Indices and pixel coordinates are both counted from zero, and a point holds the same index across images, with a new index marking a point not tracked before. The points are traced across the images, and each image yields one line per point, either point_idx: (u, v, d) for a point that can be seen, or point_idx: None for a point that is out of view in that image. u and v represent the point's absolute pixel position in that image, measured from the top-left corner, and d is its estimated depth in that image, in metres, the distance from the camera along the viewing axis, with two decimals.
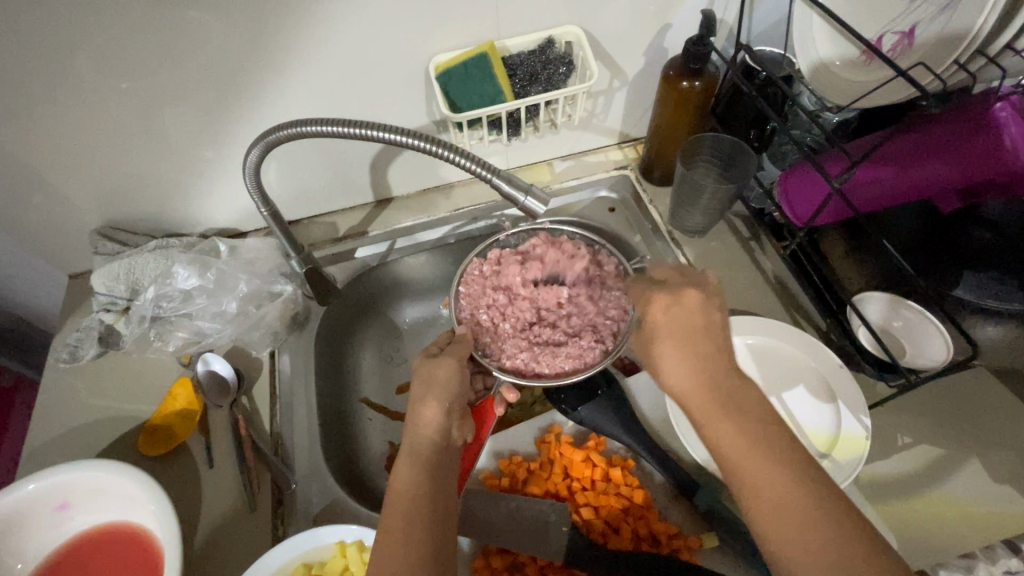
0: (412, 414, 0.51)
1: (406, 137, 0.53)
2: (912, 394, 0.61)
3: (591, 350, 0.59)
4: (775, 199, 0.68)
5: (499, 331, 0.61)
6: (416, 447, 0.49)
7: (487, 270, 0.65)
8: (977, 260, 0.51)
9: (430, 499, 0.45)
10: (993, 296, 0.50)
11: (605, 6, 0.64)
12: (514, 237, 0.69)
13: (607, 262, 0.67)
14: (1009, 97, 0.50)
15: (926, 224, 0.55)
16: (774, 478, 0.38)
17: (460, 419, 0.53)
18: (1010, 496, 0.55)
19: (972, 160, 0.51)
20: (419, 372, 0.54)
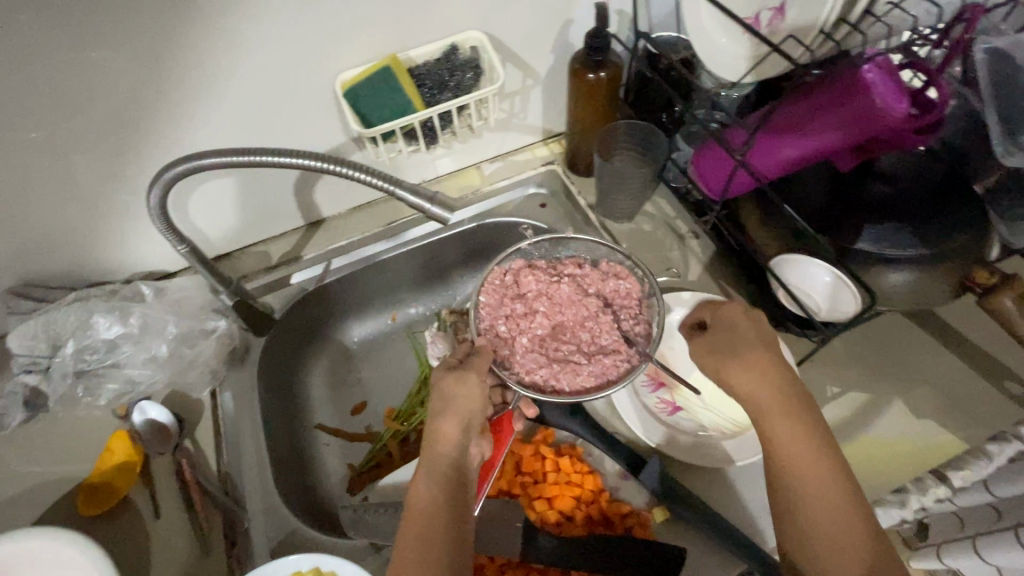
0: (432, 429, 0.51)
1: (302, 159, 0.53)
2: (834, 345, 0.64)
3: (612, 368, 0.57)
4: (690, 177, 0.70)
5: (518, 345, 0.59)
6: (435, 467, 0.49)
7: (509, 279, 0.62)
8: (876, 212, 0.57)
9: (444, 520, 0.47)
10: (891, 244, 0.55)
11: (506, 7, 0.65)
12: (535, 247, 0.64)
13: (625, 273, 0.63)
14: (876, 58, 0.52)
15: (831, 187, 0.59)
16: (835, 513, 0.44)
17: (478, 435, 0.53)
18: (929, 429, 0.59)
19: (846, 121, 0.53)
20: (437, 385, 0.53)
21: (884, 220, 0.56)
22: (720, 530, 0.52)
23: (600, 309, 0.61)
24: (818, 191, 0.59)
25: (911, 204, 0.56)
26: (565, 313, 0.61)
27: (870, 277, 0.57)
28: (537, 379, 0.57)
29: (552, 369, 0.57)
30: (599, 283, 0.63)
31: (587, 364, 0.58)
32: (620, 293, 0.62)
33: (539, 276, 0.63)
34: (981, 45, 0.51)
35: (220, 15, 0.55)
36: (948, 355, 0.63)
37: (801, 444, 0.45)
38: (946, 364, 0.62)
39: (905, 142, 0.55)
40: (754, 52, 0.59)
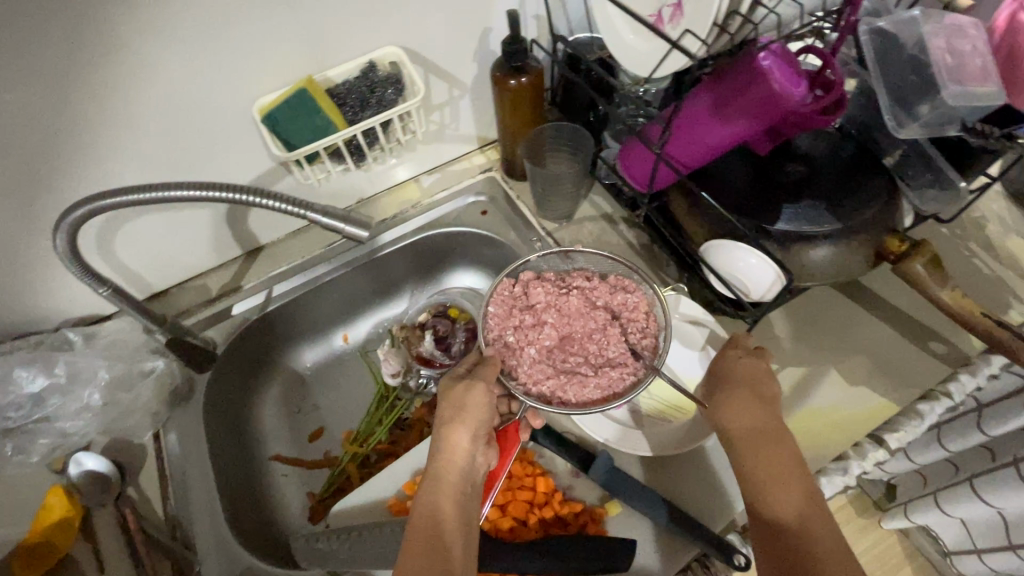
0: (442, 438, 0.52)
1: (206, 189, 0.52)
2: (769, 323, 0.66)
3: (620, 381, 0.55)
4: (619, 172, 0.72)
5: (526, 356, 0.57)
6: (442, 476, 0.50)
7: (518, 290, 0.61)
8: (792, 192, 0.59)
9: (453, 528, 0.47)
10: (809, 222, 0.57)
11: (420, 21, 0.65)
12: (544, 259, 0.64)
13: (631, 284, 0.62)
14: (771, 44, 0.53)
15: (751, 170, 0.61)
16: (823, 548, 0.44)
17: (485, 444, 0.53)
18: (864, 395, 0.61)
19: (752, 106, 0.55)
20: (446, 394, 0.54)
21: (798, 200, 0.58)
22: (671, 516, 0.53)
23: (610, 322, 0.59)
24: (741, 178, 0.61)
25: (825, 181, 0.59)
26: (575, 324, 0.59)
27: (793, 256, 0.59)
28: (544, 391, 0.55)
29: (559, 382, 0.55)
30: (608, 294, 0.61)
31: (595, 376, 0.55)
32: (629, 306, 0.60)
33: (548, 286, 0.61)
34: (864, 27, 0.55)
35: (118, 50, 0.53)
36: (876, 322, 0.66)
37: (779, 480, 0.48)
38: (875, 331, 0.65)
39: (812, 122, 0.56)
40: (655, 48, 0.60)
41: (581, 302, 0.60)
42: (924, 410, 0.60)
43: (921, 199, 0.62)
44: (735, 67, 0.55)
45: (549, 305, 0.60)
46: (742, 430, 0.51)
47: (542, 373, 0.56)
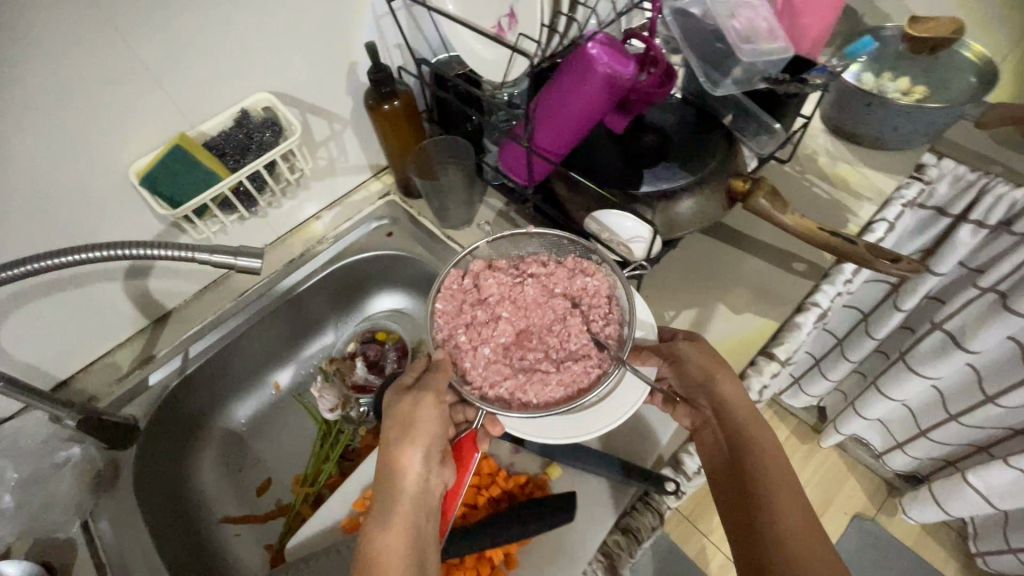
0: (391, 461, 0.53)
1: (88, 253, 0.50)
2: (657, 276, 0.74)
3: (581, 376, 0.58)
4: (502, 172, 0.78)
5: (481, 355, 0.59)
6: (393, 501, 0.52)
7: (467, 283, 0.65)
8: (647, 159, 0.67)
9: (406, 555, 0.49)
10: (665, 181, 0.65)
11: (285, 64, 0.69)
12: (498, 244, 0.68)
13: (590, 267, 0.65)
14: (595, 36, 0.61)
15: (612, 146, 0.69)
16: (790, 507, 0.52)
17: (439, 465, 0.55)
18: (748, 320, 0.69)
19: (593, 91, 0.62)
20: (395, 413, 0.55)
21: (654, 161, 0.66)
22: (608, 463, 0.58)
23: (570, 313, 0.62)
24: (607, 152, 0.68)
25: (671, 145, 0.68)
26: (528, 318, 0.63)
27: (662, 212, 0.66)
28: (502, 392, 0.58)
29: (518, 383, 0.57)
30: (565, 284, 0.65)
31: (554, 373, 0.58)
32: (588, 291, 0.64)
33: (498, 278, 0.65)
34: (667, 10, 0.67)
35: None
36: (748, 256, 0.75)
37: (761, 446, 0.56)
38: (749, 264, 0.74)
39: (651, 96, 0.64)
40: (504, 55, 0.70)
41: (535, 295, 0.64)
42: (801, 320, 0.69)
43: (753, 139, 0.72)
44: (572, 59, 0.63)
45: (504, 301, 0.63)
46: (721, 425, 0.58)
47: (497, 373, 0.59)
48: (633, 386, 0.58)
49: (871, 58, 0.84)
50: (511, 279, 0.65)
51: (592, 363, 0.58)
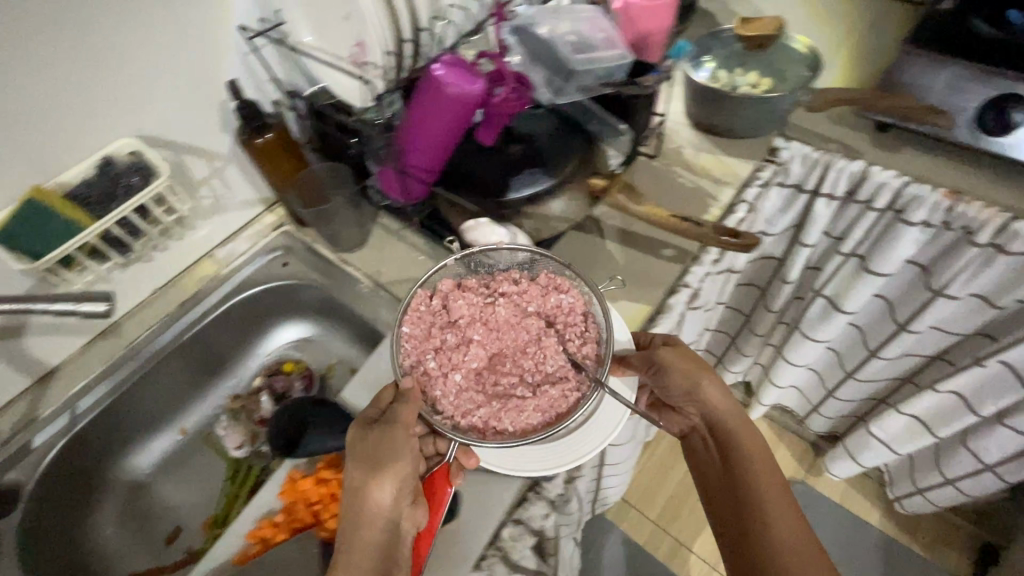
0: (364, 501, 0.53)
1: None
2: None
3: (558, 401, 0.61)
4: (388, 195, 0.79)
5: (453, 382, 0.62)
6: (366, 546, 0.52)
7: (435, 303, 0.66)
8: (515, 165, 0.70)
9: None
10: (532, 184, 0.69)
11: (147, 108, 0.69)
12: (461, 261, 0.68)
13: (564, 284, 0.68)
14: (438, 59, 0.65)
15: (482, 157, 0.72)
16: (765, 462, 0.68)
17: (410, 504, 0.56)
18: (623, 307, 0.74)
19: (446, 109, 0.66)
20: (362, 451, 0.55)
21: (512, 164, 0.70)
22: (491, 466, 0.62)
23: (546, 334, 0.65)
24: (478, 165, 0.71)
25: (539, 150, 0.71)
26: (502, 339, 0.65)
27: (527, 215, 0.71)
28: (477, 419, 0.60)
29: (495, 411, 0.60)
30: (540, 302, 0.68)
31: (531, 399, 0.61)
32: (560, 308, 0.67)
33: (466, 298, 0.67)
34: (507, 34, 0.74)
35: None
36: (624, 247, 0.80)
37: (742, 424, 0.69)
38: (624, 256, 0.79)
39: (505, 108, 0.68)
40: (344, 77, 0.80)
41: (507, 315, 0.66)
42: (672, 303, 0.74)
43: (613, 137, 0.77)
44: (423, 83, 0.66)
45: (474, 323, 0.66)
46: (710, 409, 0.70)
47: (470, 401, 0.61)
48: (613, 410, 0.63)
49: (720, 55, 0.92)
50: (480, 301, 0.67)
51: (569, 386, 0.62)
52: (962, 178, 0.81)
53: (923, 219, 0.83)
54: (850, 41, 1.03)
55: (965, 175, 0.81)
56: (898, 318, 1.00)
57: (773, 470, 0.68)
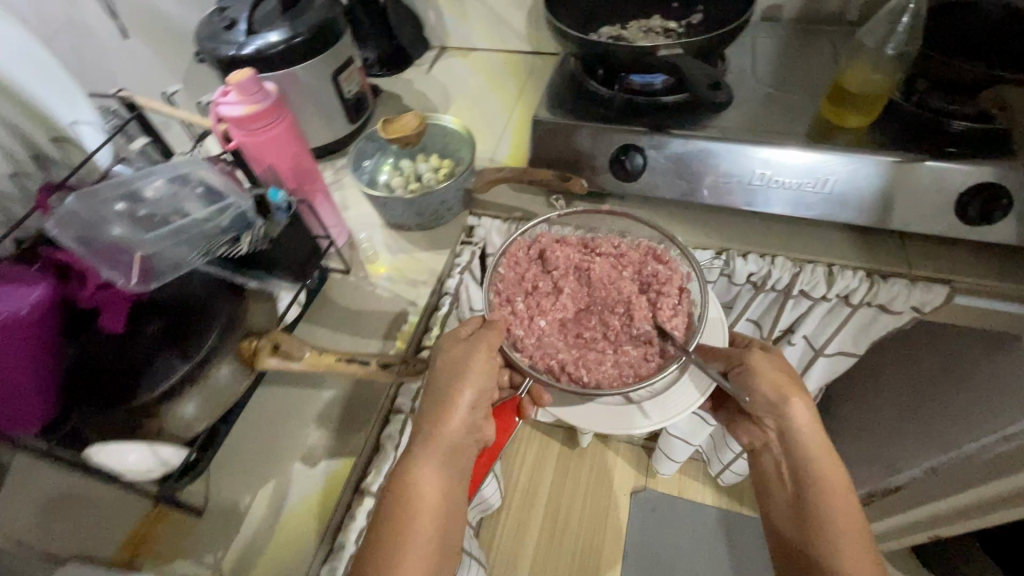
0: (448, 401, 0.64)
1: None
2: (225, 456, 0.68)
3: (634, 363, 0.70)
4: None
5: (538, 329, 0.72)
6: (451, 446, 0.64)
7: (529, 251, 0.78)
8: (159, 341, 0.59)
9: (430, 512, 0.61)
10: (184, 355, 0.58)
11: None
12: (557, 220, 0.81)
13: (666, 254, 0.78)
14: None
15: (110, 349, 0.59)
16: (841, 489, 0.74)
17: (483, 419, 0.67)
18: (327, 464, 0.66)
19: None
20: (444, 357, 0.66)
21: (162, 334, 0.60)
22: None
23: (641, 297, 0.74)
24: (106, 358, 0.59)
25: (181, 314, 0.61)
26: (615, 280, 0.76)
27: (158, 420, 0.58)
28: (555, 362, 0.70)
29: (576, 362, 0.70)
30: (636, 271, 0.77)
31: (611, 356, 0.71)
32: (656, 276, 0.75)
33: (565, 249, 0.78)
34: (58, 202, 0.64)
35: None
36: (326, 387, 0.72)
37: (824, 449, 0.76)
38: (327, 398, 0.72)
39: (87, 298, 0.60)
40: None
41: (608, 263, 0.77)
42: (385, 437, 0.69)
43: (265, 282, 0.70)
44: None
45: (570, 274, 0.76)
46: (790, 426, 0.77)
47: (550, 347, 0.71)
48: (687, 395, 0.72)
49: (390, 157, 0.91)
50: (577, 256, 0.77)
51: (651, 351, 0.71)
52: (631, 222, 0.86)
53: None
54: (521, 104, 1.10)
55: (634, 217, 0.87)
56: None
57: (849, 503, 0.72)
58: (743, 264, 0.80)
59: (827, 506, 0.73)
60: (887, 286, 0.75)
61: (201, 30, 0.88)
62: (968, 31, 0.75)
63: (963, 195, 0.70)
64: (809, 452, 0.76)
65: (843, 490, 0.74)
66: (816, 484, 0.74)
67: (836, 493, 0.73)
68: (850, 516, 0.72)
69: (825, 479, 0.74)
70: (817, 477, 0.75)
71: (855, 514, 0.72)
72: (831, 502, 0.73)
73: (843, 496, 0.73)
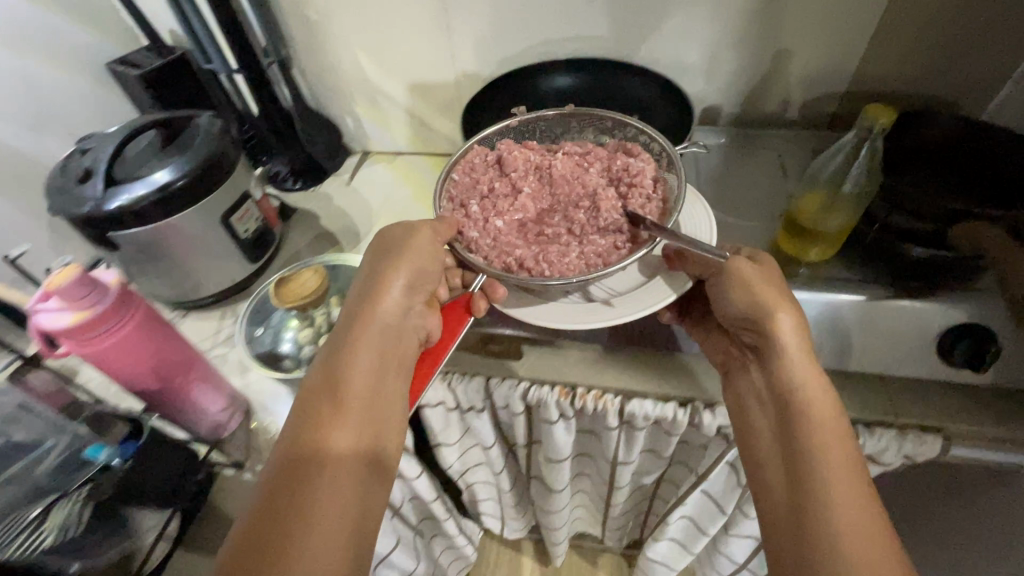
0: (378, 292, 0.64)
1: None
2: None
3: (597, 253, 0.65)
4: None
5: (496, 227, 0.68)
6: (387, 330, 0.63)
7: (487, 156, 0.75)
8: None
9: (353, 394, 0.59)
10: None
11: None
12: (525, 123, 0.79)
13: (636, 147, 0.74)
14: None
15: None
16: (833, 430, 0.55)
17: (421, 307, 0.66)
18: None
19: None
20: (378, 246, 0.67)
21: None
22: None
23: (607, 189, 0.69)
24: None
25: None
26: (579, 175, 0.72)
27: None
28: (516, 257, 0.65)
29: (534, 256, 0.65)
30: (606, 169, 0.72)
31: (575, 247, 0.66)
32: (625, 167, 0.71)
33: (522, 151, 0.75)
34: None
35: None
36: None
37: (812, 371, 0.57)
38: None
39: None
40: None
41: (570, 159, 0.73)
42: None
43: (96, 551, 0.55)
44: None
45: (530, 171, 0.73)
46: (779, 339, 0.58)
47: (508, 244, 0.67)
48: (651, 295, 0.66)
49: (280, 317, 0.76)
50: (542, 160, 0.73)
51: (621, 239, 0.66)
52: (572, 366, 0.72)
53: (559, 414, 0.76)
54: None
55: (565, 358, 0.73)
56: (606, 477, 0.95)
57: (845, 455, 0.53)
58: (710, 419, 0.69)
59: (813, 452, 0.54)
60: (876, 439, 0.64)
61: (53, 182, 0.74)
62: (924, 149, 0.72)
63: (944, 335, 0.62)
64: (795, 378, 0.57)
65: (841, 442, 0.54)
66: (801, 425, 0.56)
67: (827, 434, 0.55)
68: (844, 461, 0.53)
69: (812, 415, 0.56)
70: (799, 408, 0.57)
71: (854, 467, 0.53)
72: (816, 448, 0.54)
73: (836, 438, 0.54)
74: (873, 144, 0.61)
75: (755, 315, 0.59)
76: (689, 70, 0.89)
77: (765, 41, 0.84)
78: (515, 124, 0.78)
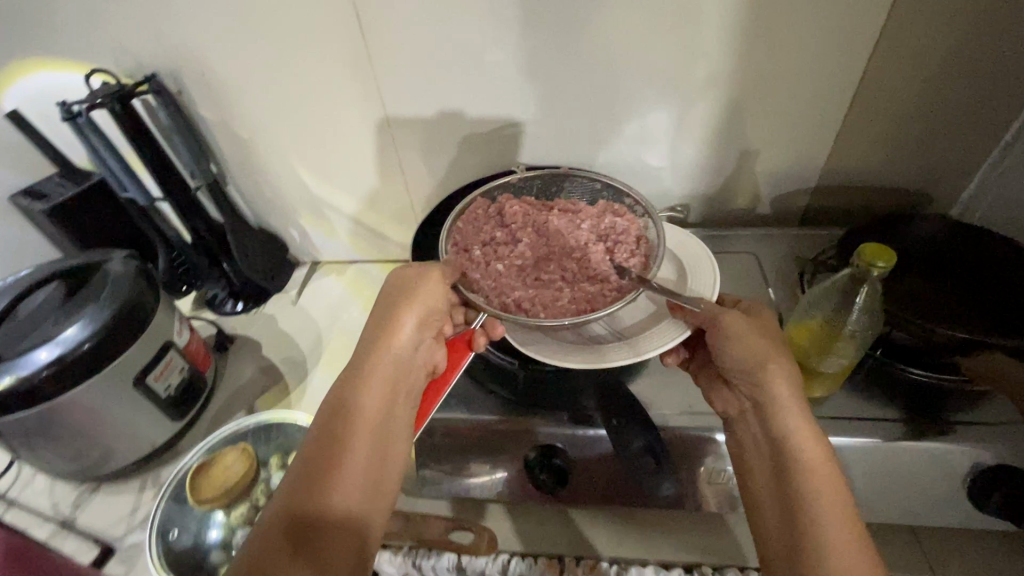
0: (393, 322, 0.57)
1: None
2: None
3: (590, 299, 0.60)
4: None
5: (495, 270, 0.63)
6: (395, 371, 0.57)
7: (490, 207, 0.70)
8: None
9: (363, 423, 0.53)
10: None
11: None
12: (523, 181, 0.72)
13: (624, 212, 0.69)
14: None
15: None
16: (834, 483, 0.48)
17: (431, 340, 0.60)
18: None
19: None
20: (399, 280, 0.60)
21: None
22: None
23: (598, 245, 0.65)
24: None
25: None
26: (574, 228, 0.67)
27: None
28: (510, 300, 0.60)
29: (532, 297, 0.60)
30: (597, 222, 0.68)
31: (568, 291, 0.61)
32: (616, 228, 0.67)
33: (521, 203, 0.70)
34: None
35: None
36: None
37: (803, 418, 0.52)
38: None
39: None
40: None
41: (566, 212, 0.69)
42: None
43: None
44: None
45: (528, 223, 0.68)
46: (774, 390, 0.53)
47: (505, 286, 0.62)
48: (664, 335, 0.59)
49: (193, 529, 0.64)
50: (535, 211, 0.69)
51: (610, 288, 0.61)
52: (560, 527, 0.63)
53: None
54: None
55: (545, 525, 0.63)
56: None
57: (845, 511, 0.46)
58: None
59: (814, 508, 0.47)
60: None
61: None
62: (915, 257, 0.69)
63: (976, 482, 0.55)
64: (788, 427, 0.51)
65: (839, 496, 0.47)
66: (794, 486, 0.49)
67: (824, 488, 0.47)
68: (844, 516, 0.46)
69: (809, 466, 0.49)
70: (793, 467, 0.49)
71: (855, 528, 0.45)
72: (816, 504, 0.47)
73: (835, 492, 0.47)
74: (872, 288, 0.53)
75: (756, 363, 0.54)
76: (649, 171, 0.85)
77: (729, 143, 0.80)
78: (516, 182, 0.72)
